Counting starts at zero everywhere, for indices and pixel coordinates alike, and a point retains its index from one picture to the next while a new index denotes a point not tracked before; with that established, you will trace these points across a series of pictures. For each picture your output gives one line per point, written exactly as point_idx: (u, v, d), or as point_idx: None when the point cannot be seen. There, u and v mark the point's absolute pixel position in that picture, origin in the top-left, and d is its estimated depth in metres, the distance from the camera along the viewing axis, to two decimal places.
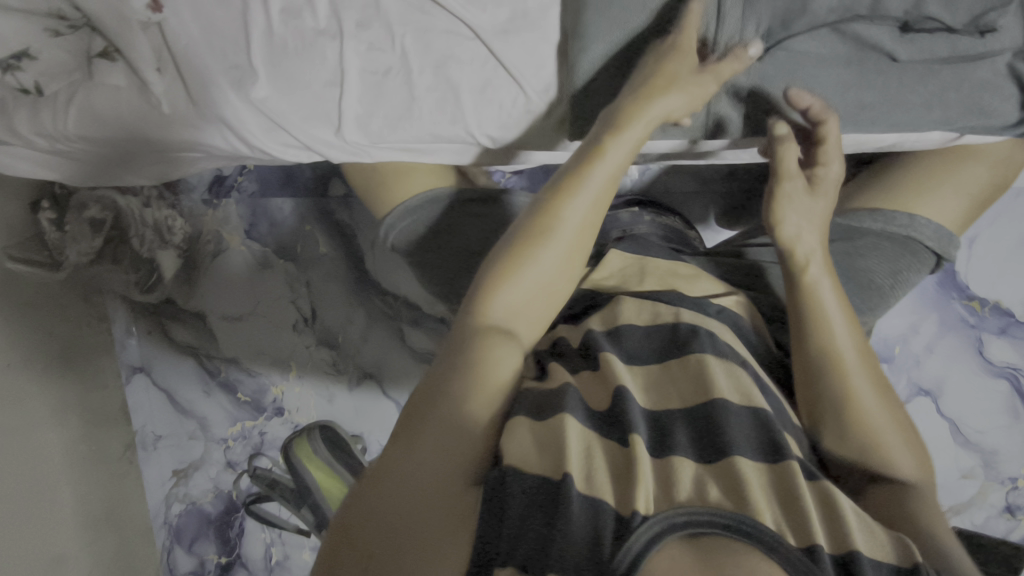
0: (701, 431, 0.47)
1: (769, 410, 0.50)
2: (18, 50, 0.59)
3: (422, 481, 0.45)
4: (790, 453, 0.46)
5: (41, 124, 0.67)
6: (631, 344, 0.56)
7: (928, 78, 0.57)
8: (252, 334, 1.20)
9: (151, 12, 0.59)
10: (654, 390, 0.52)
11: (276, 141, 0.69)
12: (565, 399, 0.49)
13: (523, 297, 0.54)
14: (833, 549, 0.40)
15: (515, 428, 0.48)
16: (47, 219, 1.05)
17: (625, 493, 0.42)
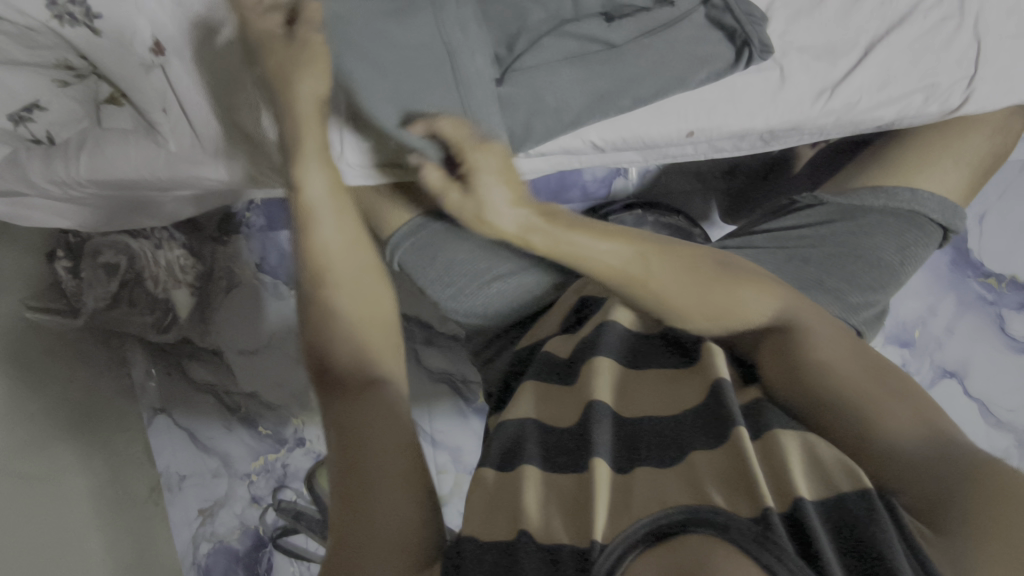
0: (664, 441, 0.47)
1: (725, 376, 0.49)
2: (29, 102, 0.62)
3: (372, 552, 0.42)
4: (738, 419, 0.46)
5: (54, 173, 0.68)
6: (630, 350, 0.56)
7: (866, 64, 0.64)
8: (270, 367, 1.21)
9: (154, 54, 0.61)
10: (653, 391, 0.52)
11: (280, 169, 0.69)
12: (522, 449, 0.50)
13: (347, 334, 0.55)
14: (780, 507, 0.40)
15: (474, 495, 0.48)
16: (64, 268, 1.08)
17: (581, 527, 0.41)
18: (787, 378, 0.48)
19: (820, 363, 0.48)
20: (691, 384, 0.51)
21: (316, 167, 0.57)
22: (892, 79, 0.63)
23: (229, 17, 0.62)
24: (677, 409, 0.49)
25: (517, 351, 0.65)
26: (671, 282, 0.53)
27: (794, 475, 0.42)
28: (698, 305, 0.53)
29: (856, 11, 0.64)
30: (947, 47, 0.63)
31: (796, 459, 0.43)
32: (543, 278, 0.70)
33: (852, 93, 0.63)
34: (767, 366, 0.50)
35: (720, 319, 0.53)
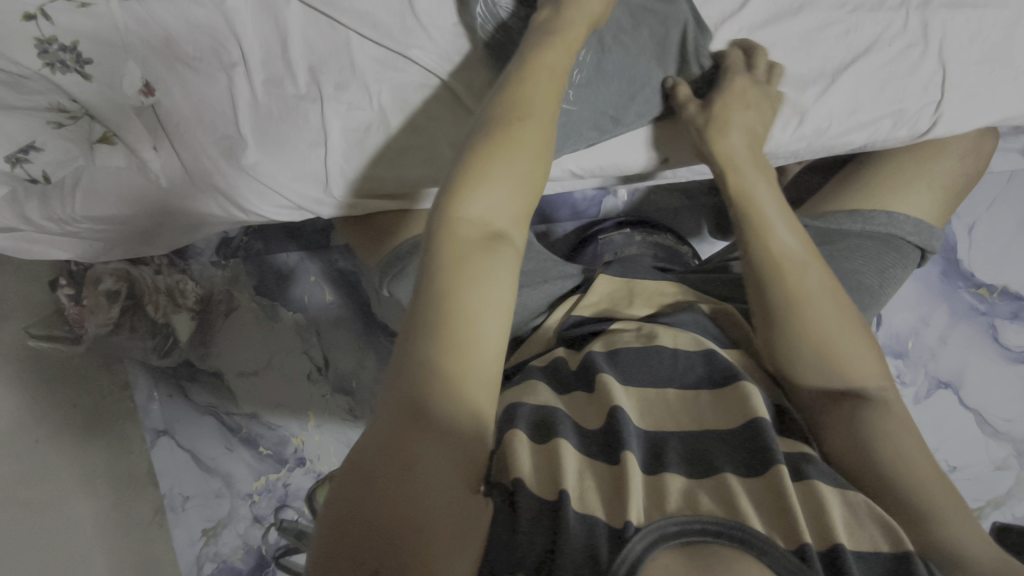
0: (692, 453, 0.49)
1: (767, 416, 0.50)
2: (25, 143, 0.64)
3: (443, 457, 0.41)
4: (780, 458, 0.47)
5: (52, 211, 0.71)
6: (628, 373, 0.56)
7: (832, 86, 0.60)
8: (270, 387, 1.23)
9: (144, 95, 0.63)
10: (647, 410, 0.53)
11: (268, 203, 0.71)
12: (556, 423, 0.50)
13: (489, 191, 0.49)
14: (819, 545, 0.42)
15: (515, 444, 0.47)
16: (66, 295, 1.10)
17: (616, 508, 0.43)
18: (855, 460, 0.51)
19: (889, 431, 0.51)
20: (707, 408, 0.53)
21: (551, 46, 0.55)
22: (861, 104, 0.59)
23: (216, 55, 0.64)
24: (698, 429, 0.51)
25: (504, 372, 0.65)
26: (824, 304, 0.55)
27: (838, 526, 0.43)
28: (825, 327, 0.54)
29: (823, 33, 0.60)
30: (919, 68, 0.58)
31: (837, 506, 0.45)
32: (532, 299, 0.70)
33: (820, 120, 0.60)
34: (835, 438, 0.52)
35: (817, 355, 0.54)
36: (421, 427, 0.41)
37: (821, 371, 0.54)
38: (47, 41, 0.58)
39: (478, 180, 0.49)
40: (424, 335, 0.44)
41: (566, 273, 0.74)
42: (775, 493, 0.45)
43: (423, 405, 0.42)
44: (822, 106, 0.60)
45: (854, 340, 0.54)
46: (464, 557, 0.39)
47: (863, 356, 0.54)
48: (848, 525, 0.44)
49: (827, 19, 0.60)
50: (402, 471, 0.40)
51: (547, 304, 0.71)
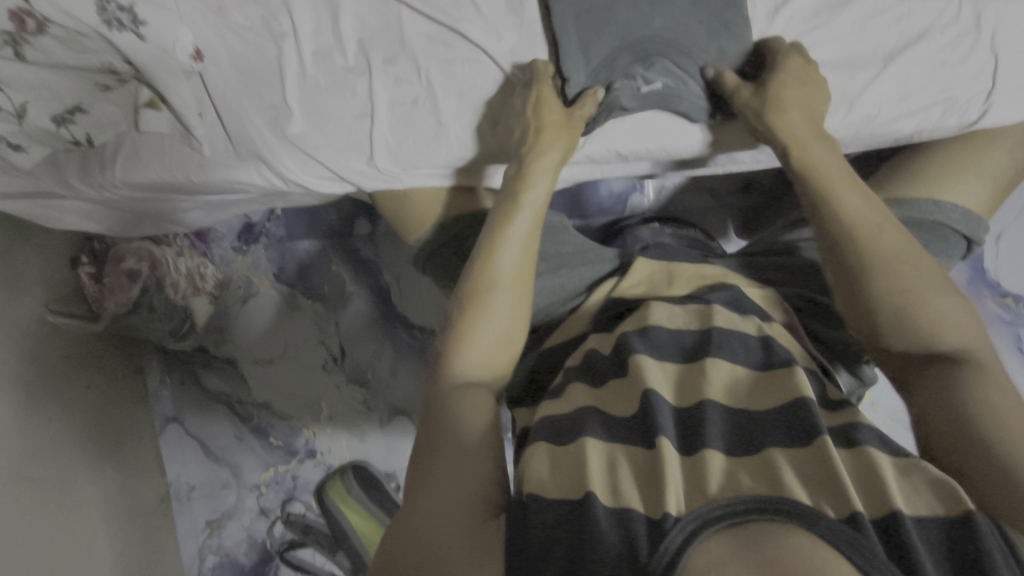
0: (736, 431, 0.46)
1: (809, 394, 0.48)
2: (72, 105, 0.65)
3: (446, 516, 0.44)
4: (822, 430, 0.45)
5: (90, 178, 0.72)
6: (668, 350, 0.55)
7: (882, 73, 0.58)
8: (284, 377, 1.22)
9: (194, 60, 0.64)
10: (681, 388, 0.51)
11: (310, 174, 0.70)
12: (582, 423, 0.49)
13: (480, 330, 0.57)
14: (873, 515, 0.40)
15: (535, 457, 0.48)
16: (87, 273, 1.08)
17: (654, 499, 0.41)
18: (947, 416, 0.47)
19: (984, 392, 0.46)
20: (746, 388, 0.50)
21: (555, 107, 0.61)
22: (910, 91, 0.58)
23: (265, 24, 0.65)
24: (739, 408, 0.49)
25: (541, 352, 0.65)
26: (903, 268, 0.54)
27: (893, 492, 0.41)
28: (907, 291, 0.53)
29: (875, 19, 0.57)
30: (979, 54, 0.56)
31: (890, 476, 0.42)
32: (569, 281, 0.70)
33: (870, 106, 0.58)
34: (922, 395, 0.49)
35: (906, 317, 0.52)
36: (417, 479, 0.48)
37: (907, 325, 0.52)
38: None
39: (490, 288, 0.59)
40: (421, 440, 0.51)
41: (602, 257, 0.74)
42: (821, 465, 0.42)
43: (420, 458, 0.49)
44: (872, 95, 0.58)
45: (940, 302, 0.52)
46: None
47: (955, 320, 0.52)
48: (905, 491, 0.42)
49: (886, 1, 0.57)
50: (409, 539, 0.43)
51: (584, 286, 0.71)
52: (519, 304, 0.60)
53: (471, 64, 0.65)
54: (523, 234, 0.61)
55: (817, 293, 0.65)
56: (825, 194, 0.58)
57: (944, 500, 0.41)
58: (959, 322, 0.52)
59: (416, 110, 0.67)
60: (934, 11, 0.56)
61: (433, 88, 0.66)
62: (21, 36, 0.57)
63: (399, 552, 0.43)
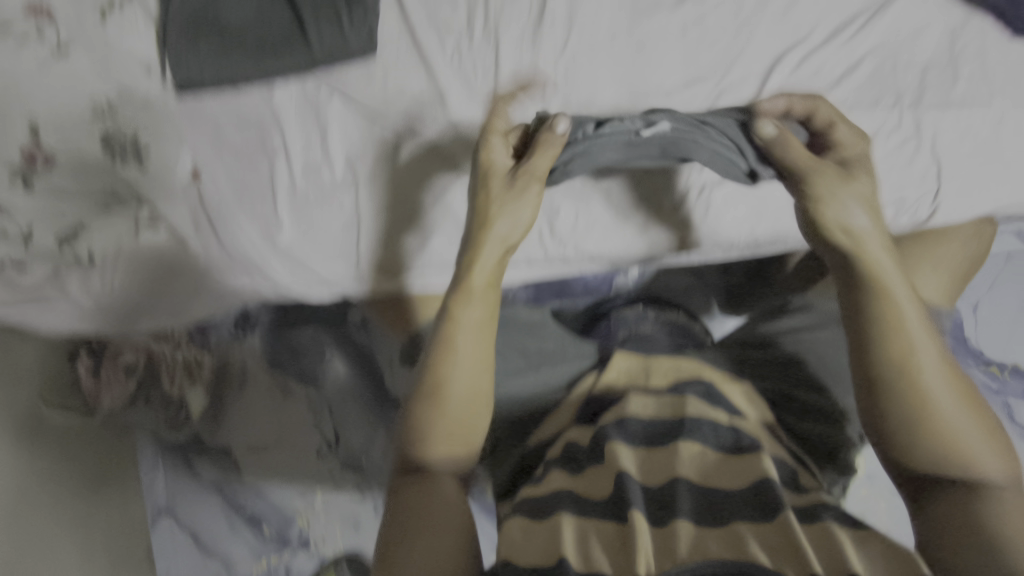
0: (705, 508, 0.48)
1: (774, 475, 0.49)
2: (72, 224, 0.68)
3: None
4: (784, 503, 0.46)
5: (89, 285, 0.74)
6: (641, 436, 0.56)
7: None
8: (278, 464, 1.19)
9: (192, 177, 0.70)
10: (654, 469, 0.52)
11: (299, 279, 0.76)
12: (558, 500, 0.51)
13: (442, 423, 0.59)
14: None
15: (510, 533, 0.50)
16: (84, 367, 1.12)
17: (624, 566, 0.43)
18: (956, 526, 0.50)
19: (1006, 517, 0.49)
20: (716, 467, 0.51)
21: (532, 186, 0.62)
22: None
23: (260, 141, 0.69)
24: (708, 487, 0.50)
25: (526, 449, 0.67)
26: (946, 394, 0.55)
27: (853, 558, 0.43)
28: (948, 419, 0.54)
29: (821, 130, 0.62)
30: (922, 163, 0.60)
31: (851, 548, 0.44)
32: (552, 376, 0.73)
33: None
34: (942, 506, 0.52)
35: (938, 438, 0.54)
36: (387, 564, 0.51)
37: (928, 443, 0.54)
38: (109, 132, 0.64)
39: (447, 379, 0.60)
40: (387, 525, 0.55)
41: (583, 353, 0.75)
42: (782, 533, 0.44)
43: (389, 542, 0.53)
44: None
45: (982, 433, 0.54)
46: None
47: (992, 456, 0.54)
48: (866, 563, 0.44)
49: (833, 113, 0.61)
50: None
51: (565, 382, 0.73)
52: (481, 391, 0.61)
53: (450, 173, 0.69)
54: (484, 321, 0.63)
55: (792, 386, 0.68)
56: (880, 292, 0.56)
57: (898, 563, 0.43)
58: (992, 453, 0.54)
59: (406, 221, 0.74)
60: (875, 121, 0.61)
61: None
62: (29, 171, 0.63)
63: None
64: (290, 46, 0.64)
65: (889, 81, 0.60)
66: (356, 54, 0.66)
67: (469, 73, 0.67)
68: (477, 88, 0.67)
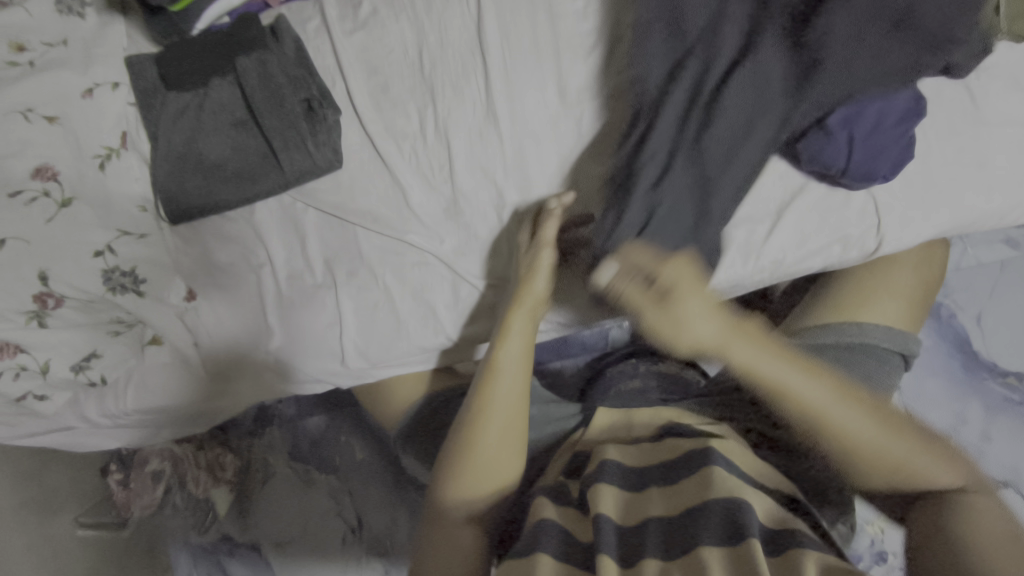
0: (671, 532, 0.49)
1: (741, 495, 0.51)
2: (88, 352, 0.75)
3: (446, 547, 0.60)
4: (752, 533, 0.46)
5: (105, 407, 0.79)
6: (620, 474, 0.56)
7: (774, 220, 0.66)
8: (303, 557, 1.13)
9: (187, 299, 0.76)
10: (626, 506, 0.53)
11: (292, 381, 0.77)
12: (537, 536, 0.51)
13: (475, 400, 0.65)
14: None
15: (537, 510, 0.55)
16: (115, 480, 1.15)
17: None
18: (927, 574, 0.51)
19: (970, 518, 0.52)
20: (686, 496, 0.53)
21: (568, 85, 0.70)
22: (807, 236, 0.65)
23: (246, 259, 0.76)
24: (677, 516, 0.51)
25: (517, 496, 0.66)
26: (847, 414, 0.57)
27: None
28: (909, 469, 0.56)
29: (763, 181, 0.65)
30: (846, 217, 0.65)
31: None
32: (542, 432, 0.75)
33: (777, 253, 0.65)
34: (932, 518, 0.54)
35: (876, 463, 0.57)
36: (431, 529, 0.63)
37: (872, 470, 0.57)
38: (111, 270, 0.72)
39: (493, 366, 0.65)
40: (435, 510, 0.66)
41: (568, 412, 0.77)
42: (742, 561, 0.44)
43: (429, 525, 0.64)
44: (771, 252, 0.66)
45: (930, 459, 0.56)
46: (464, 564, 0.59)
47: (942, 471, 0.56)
48: None
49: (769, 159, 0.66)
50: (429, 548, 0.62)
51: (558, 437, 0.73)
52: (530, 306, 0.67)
53: (416, 254, 0.73)
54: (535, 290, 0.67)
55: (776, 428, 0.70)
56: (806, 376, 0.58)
57: None
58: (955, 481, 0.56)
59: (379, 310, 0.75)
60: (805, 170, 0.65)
61: (391, 278, 0.74)
62: (43, 312, 0.69)
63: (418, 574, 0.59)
64: (266, 171, 0.73)
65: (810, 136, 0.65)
66: (323, 168, 0.73)
67: (428, 171, 0.73)
68: (437, 183, 0.73)
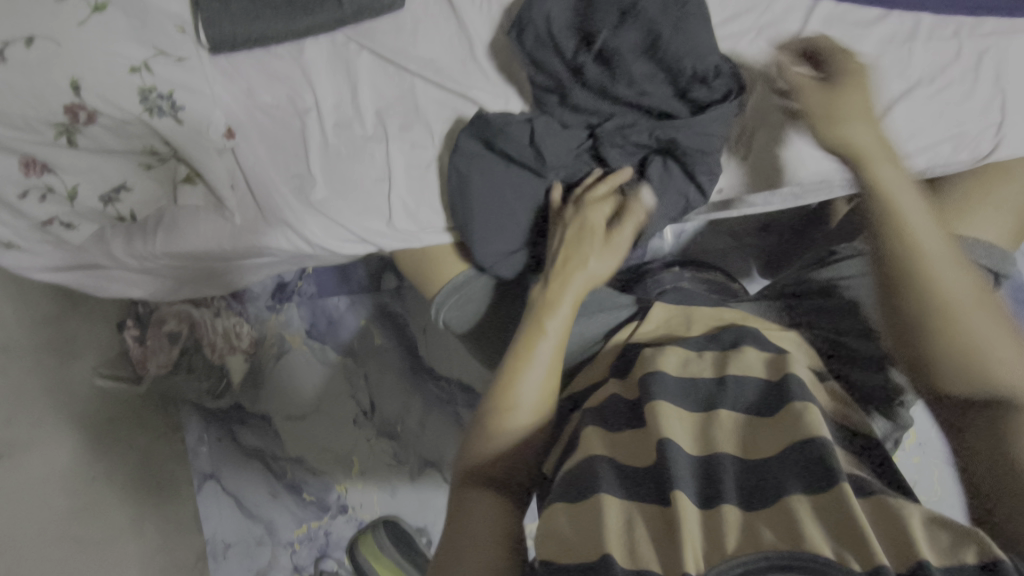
0: (754, 481, 0.43)
1: (826, 433, 0.44)
2: (117, 184, 0.70)
3: (473, 554, 0.46)
4: (843, 477, 0.40)
5: (133, 248, 0.78)
6: (677, 394, 0.51)
7: (867, 105, 0.65)
8: (315, 432, 1.09)
9: (226, 137, 0.69)
10: (700, 435, 0.47)
11: (332, 238, 0.73)
12: (596, 474, 0.46)
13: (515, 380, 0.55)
14: (898, 566, 0.36)
15: (591, 435, 0.51)
16: (131, 335, 1.01)
17: (671, 557, 0.39)
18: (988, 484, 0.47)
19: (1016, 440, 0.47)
20: (766, 434, 0.46)
21: None
22: (917, 129, 0.64)
23: (292, 102, 0.71)
24: (758, 459, 0.44)
25: (563, 400, 0.62)
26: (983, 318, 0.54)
27: (919, 540, 0.37)
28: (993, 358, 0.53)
29: (875, 69, 0.65)
30: (923, 113, 0.65)
31: (915, 521, 0.39)
32: (585, 329, 0.69)
33: (877, 145, 0.65)
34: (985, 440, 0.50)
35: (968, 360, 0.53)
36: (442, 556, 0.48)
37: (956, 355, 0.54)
38: (148, 90, 0.63)
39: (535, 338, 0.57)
40: (440, 541, 0.50)
41: (619, 304, 0.72)
42: (838, 513, 0.39)
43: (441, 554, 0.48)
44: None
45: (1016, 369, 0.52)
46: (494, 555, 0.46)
47: None
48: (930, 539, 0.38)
49: (883, 42, 0.66)
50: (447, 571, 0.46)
51: (601, 335, 0.69)
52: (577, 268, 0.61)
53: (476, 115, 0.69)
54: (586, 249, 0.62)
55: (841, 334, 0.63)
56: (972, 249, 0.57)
57: (963, 544, 0.37)
58: None
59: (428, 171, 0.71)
60: (933, 63, 0.65)
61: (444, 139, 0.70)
62: (73, 127, 0.63)
63: None
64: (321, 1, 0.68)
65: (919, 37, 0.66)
66: (384, 5, 0.69)
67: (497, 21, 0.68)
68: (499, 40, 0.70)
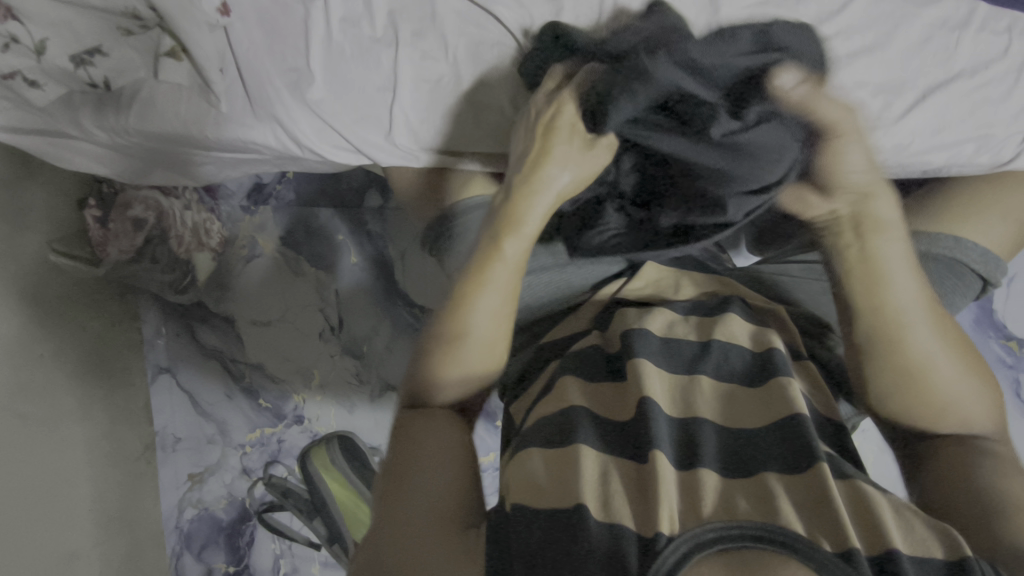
0: (729, 451, 0.44)
1: (804, 412, 0.46)
2: (91, 47, 0.63)
3: (434, 466, 0.48)
4: (820, 455, 0.43)
5: (104, 120, 0.72)
6: (662, 354, 0.51)
7: (905, 91, 0.63)
8: (279, 341, 1.06)
9: (220, 13, 0.60)
10: (680, 397, 0.48)
11: (325, 140, 0.71)
12: (576, 423, 0.46)
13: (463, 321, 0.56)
14: (868, 550, 0.38)
15: (569, 385, 0.51)
16: (92, 216, 0.96)
17: (647, 515, 0.39)
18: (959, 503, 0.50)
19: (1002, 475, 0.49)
20: (745, 405, 0.47)
21: None
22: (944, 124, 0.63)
23: None
24: (736, 429, 0.46)
25: (541, 346, 0.61)
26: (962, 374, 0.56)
27: (888, 528, 0.39)
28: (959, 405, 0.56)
29: (918, 54, 0.63)
30: (955, 109, 0.63)
31: (886, 510, 0.41)
32: (575, 278, 0.68)
33: (906, 135, 0.63)
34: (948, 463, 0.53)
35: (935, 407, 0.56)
36: (397, 470, 0.49)
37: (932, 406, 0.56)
38: None
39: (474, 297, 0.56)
40: (390, 455, 0.51)
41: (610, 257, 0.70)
42: (813, 491, 0.41)
43: (397, 464, 0.49)
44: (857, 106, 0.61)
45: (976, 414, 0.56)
46: (452, 471, 0.49)
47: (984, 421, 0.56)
48: (901, 529, 0.40)
49: (929, 25, 0.63)
50: (406, 481, 0.47)
51: (588, 286, 0.68)
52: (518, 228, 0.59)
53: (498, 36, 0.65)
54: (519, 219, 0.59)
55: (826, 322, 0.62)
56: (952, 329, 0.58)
57: (937, 543, 0.40)
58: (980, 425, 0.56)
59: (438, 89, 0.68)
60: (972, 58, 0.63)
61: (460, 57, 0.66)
62: None
63: (419, 511, 0.44)
64: None
65: (962, 28, 0.64)
66: None
67: None
68: None
